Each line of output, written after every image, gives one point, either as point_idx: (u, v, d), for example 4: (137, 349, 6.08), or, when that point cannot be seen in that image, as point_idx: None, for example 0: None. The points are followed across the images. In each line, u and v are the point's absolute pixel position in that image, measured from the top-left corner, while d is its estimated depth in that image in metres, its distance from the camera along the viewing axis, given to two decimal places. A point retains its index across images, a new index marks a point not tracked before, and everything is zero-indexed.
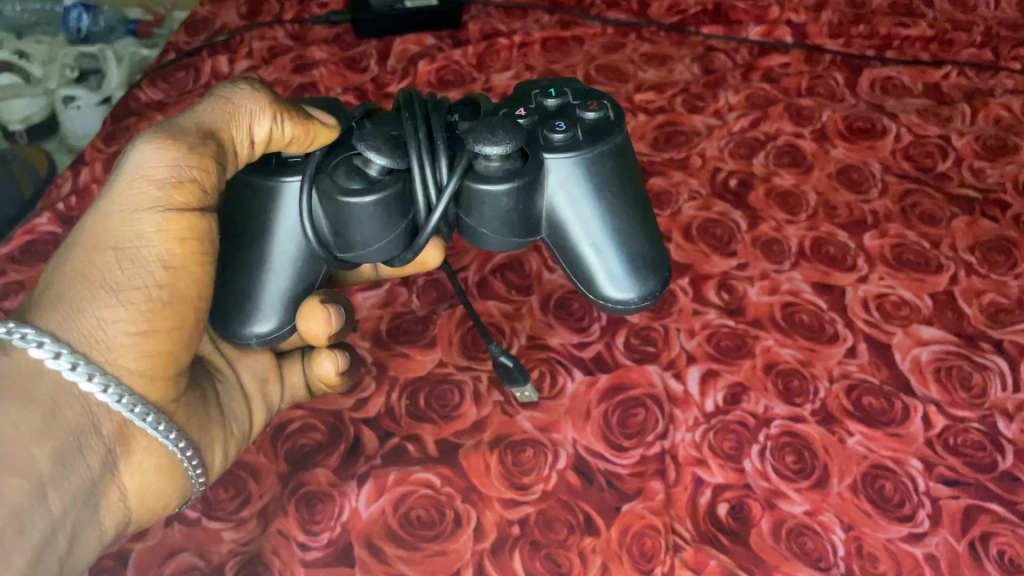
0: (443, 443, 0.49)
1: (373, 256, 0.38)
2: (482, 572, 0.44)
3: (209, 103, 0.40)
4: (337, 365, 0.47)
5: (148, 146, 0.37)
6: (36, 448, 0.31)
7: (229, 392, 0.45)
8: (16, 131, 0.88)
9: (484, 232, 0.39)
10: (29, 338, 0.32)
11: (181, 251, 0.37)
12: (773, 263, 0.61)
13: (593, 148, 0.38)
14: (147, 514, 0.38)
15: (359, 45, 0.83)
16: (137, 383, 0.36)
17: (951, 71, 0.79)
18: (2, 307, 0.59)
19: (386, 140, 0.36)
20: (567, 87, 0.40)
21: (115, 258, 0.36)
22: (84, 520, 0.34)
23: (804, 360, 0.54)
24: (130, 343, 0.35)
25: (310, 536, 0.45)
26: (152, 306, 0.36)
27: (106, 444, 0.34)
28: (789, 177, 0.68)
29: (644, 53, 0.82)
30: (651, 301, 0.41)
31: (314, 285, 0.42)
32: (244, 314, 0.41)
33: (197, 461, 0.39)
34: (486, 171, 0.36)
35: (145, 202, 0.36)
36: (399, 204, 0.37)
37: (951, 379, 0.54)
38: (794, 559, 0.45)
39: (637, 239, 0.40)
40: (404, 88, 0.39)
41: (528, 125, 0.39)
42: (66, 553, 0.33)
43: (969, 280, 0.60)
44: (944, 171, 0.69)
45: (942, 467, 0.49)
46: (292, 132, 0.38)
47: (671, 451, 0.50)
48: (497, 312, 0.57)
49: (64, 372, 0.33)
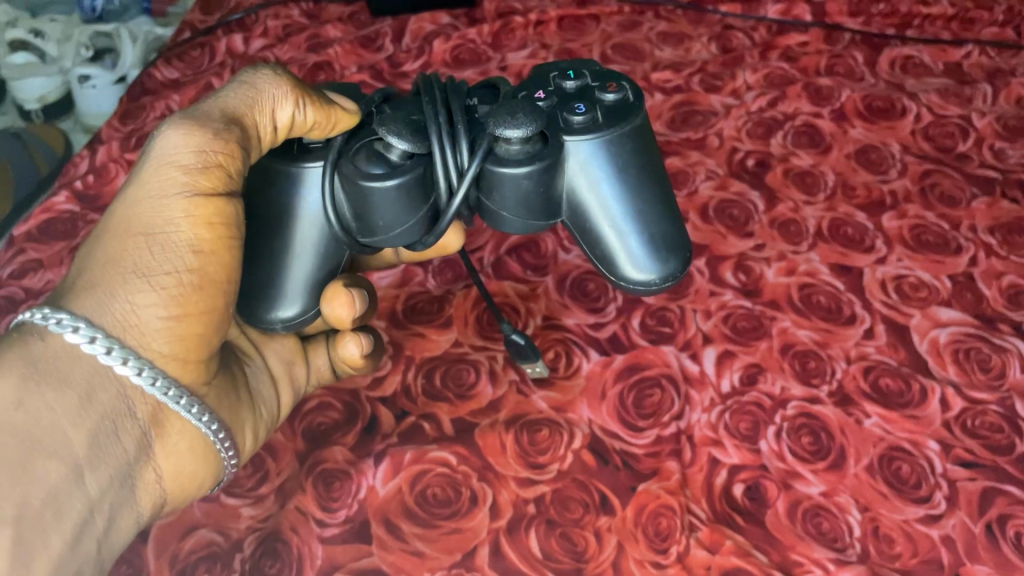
0: (459, 422, 0.49)
1: (395, 240, 0.38)
2: (498, 550, 0.44)
3: (233, 88, 0.39)
4: (361, 348, 0.47)
5: (174, 133, 0.37)
6: (72, 431, 0.32)
7: (257, 375, 0.45)
8: (33, 109, 0.89)
9: (505, 215, 0.38)
10: (64, 323, 0.33)
11: (210, 236, 0.37)
12: (791, 244, 0.60)
13: (613, 130, 0.38)
14: (182, 495, 0.38)
15: (374, 23, 0.83)
16: (170, 367, 0.36)
17: (972, 50, 0.78)
18: (20, 284, 0.60)
19: (407, 124, 0.35)
20: (585, 68, 0.40)
21: (145, 244, 0.36)
22: (121, 501, 0.34)
23: (821, 342, 0.54)
24: (162, 326, 0.35)
25: (328, 512, 0.46)
26: (183, 290, 0.36)
27: (141, 426, 0.34)
28: (807, 157, 0.67)
29: (661, 32, 0.81)
30: (672, 283, 0.40)
31: (336, 270, 0.42)
32: (268, 300, 0.41)
33: (228, 441, 0.39)
34: (507, 154, 0.36)
35: (173, 188, 0.36)
36: (421, 189, 0.36)
37: (969, 362, 0.53)
38: (809, 539, 0.45)
39: (658, 219, 0.40)
40: (421, 73, 0.39)
41: (547, 107, 0.38)
42: (104, 535, 0.33)
43: (988, 261, 0.60)
44: (964, 152, 0.68)
45: (959, 449, 0.49)
46: (314, 118, 0.37)
47: (687, 432, 0.50)
48: (512, 292, 0.57)
49: (100, 356, 0.33)
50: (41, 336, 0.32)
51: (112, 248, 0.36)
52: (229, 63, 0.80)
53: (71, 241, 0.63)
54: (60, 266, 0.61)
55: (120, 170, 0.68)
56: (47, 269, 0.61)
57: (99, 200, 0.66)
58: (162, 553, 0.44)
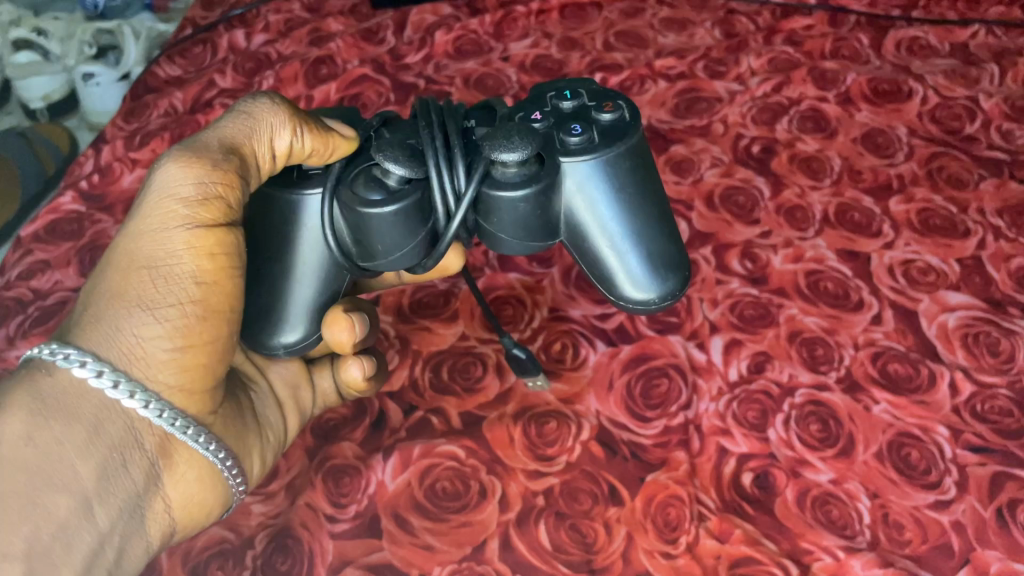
0: (467, 416, 0.50)
1: (394, 264, 0.38)
2: (508, 542, 0.44)
3: (231, 118, 0.39)
4: (364, 371, 0.46)
5: (173, 165, 0.37)
6: (82, 465, 0.32)
7: (263, 401, 0.44)
8: (38, 108, 0.90)
9: (503, 236, 0.38)
10: (71, 358, 0.33)
11: (212, 267, 0.37)
12: (798, 231, 0.60)
13: (609, 150, 0.37)
14: (191, 523, 0.38)
15: (376, 16, 0.83)
16: (175, 398, 0.36)
17: (979, 30, 0.77)
18: (28, 285, 0.60)
19: (404, 149, 0.35)
20: (581, 87, 0.39)
21: (149, 277, 0.36)
22: (130, 532, 0.34)
23: (829, 328, 0.54)
24: (168, 358, 0.35)
25: (338, 508, 0.46)
26: (187, 321, 0.36)
27: (149, 457, 0.34)
28: (813, 142, 0.67)
29: (664, 18, 0.81)
30: (672, 301, 0.40)
31: (338, 294, 0.42)
32: (270, 326, 0.41)
33: (236, 469, 0.39)
34: (504, 177, 0.36)
35: (174, 220, 0.36)
36: (419, 213, 0.36)
37: (978, 346, 0.53)
38: (819, 527, 0.45)
39: (656, 239, 0.39)
40: (418, 96, 0.39)
41: (543, 128, 0.38)
42: (115, 565, 0.33)
43: (997, 244, 0.59)
44: (971, 133, 0.68)
45: (969, 434, 0.49)
46: (312, 145, 0.38)
47: (695, 421, 0.50)
48: (518, 285, 0.57)
49: (107, 390, 0.33)
50: (48, 371, 0.32)
51: (116, 282, 0.36)
52: (231, 59, 0.80)
53: (77, 241, 0.63)
54: (67, 266, 0.61)
55: (125, 170, 0.68)
56: (54, 270, 0.61)
57: (104, 200, 0.66)
58: (174, 552, 0.44)
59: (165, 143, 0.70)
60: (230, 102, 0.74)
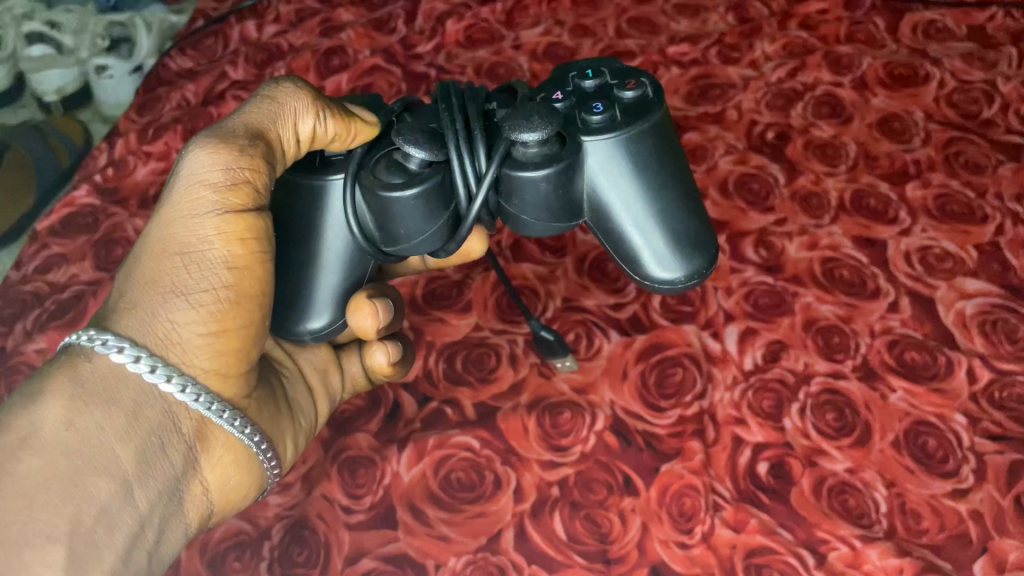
0: (482, 406, 0.50)
1: (417, 248, 0.38)
2: (522, 533, 0.44)
3: (255, 103, 0.39)
4: (389, 356, 0.46)
5: (201, 151, 0.37)
6: (121, 449, 0.32)
7: (295, 387, 0.44)
8: (51, 102, 0.87)
9: (526, 218, 0.38)
10: (109, 344, 0.33)
11: (243, 251, 0.37)
12: (813, 218, 0.60)
13: (632, 127, 0.37)
14: (227, 506, 0.37)
15: (386, 5, 0.82)
16: (211, 382, 0.36)
17: (997, 12, 0.76)
18: (45, 280, 0.61)
19: (425, 133, 0.35)
20: (604, 66, 0.39)
21: (182, 262, 0.36)
22: (169, 515, 0.33)
23: (845, 317, 0.54)
24: (203, 343, 0.35)
25: (354, 499, 0.46)
26: (221, 306, 0.36)
27: (187, 441, 0.34)
28: (828, 128, 0.66)
29: (677, 3, 0.80)
30: (698, 280, 0.39)
31: (362, 280, 0.42)
32: (296, 312, 0.40)
33: (271, 452, 0.39)
34: (524, 158, 0.36)
35: (204, 206, 0.36)
36: (441, 196, 0.36)
37: (996, 333, 0.53)
38: (836, 516, 0.45)
39: (681, 216, 0.39)
40: (440, 80, 0.39)
41: (565, 108, 0.38)
42: (154, 547, 0.33)
43: (1015, 229, 0.59)
44: (989, 117, 0.67)
45: (987, 422, 0.49)
46: (335, 130, 0.38)
47: (710, 411, 0.49)
48: (531, 275, 0.57)
49: (145, 375, 0.33)
50: (87, 357, 0.32)
51: (150, 268, 0.36)
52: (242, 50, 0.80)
53: (92, 235, 0.63)
54: (83, 260, 0.62)
55: (138, 164, 0.69)
56: (70, 263, 0.61)
57: (119, 193, 0.67)
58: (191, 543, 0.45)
59: (178, 136, 0.70)
60: (243, 93, 0.74)
